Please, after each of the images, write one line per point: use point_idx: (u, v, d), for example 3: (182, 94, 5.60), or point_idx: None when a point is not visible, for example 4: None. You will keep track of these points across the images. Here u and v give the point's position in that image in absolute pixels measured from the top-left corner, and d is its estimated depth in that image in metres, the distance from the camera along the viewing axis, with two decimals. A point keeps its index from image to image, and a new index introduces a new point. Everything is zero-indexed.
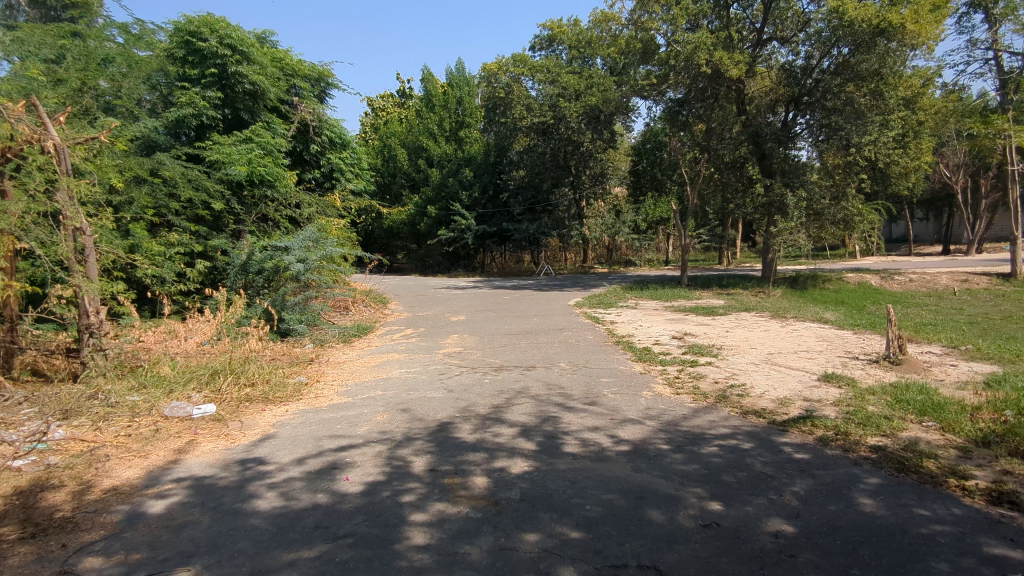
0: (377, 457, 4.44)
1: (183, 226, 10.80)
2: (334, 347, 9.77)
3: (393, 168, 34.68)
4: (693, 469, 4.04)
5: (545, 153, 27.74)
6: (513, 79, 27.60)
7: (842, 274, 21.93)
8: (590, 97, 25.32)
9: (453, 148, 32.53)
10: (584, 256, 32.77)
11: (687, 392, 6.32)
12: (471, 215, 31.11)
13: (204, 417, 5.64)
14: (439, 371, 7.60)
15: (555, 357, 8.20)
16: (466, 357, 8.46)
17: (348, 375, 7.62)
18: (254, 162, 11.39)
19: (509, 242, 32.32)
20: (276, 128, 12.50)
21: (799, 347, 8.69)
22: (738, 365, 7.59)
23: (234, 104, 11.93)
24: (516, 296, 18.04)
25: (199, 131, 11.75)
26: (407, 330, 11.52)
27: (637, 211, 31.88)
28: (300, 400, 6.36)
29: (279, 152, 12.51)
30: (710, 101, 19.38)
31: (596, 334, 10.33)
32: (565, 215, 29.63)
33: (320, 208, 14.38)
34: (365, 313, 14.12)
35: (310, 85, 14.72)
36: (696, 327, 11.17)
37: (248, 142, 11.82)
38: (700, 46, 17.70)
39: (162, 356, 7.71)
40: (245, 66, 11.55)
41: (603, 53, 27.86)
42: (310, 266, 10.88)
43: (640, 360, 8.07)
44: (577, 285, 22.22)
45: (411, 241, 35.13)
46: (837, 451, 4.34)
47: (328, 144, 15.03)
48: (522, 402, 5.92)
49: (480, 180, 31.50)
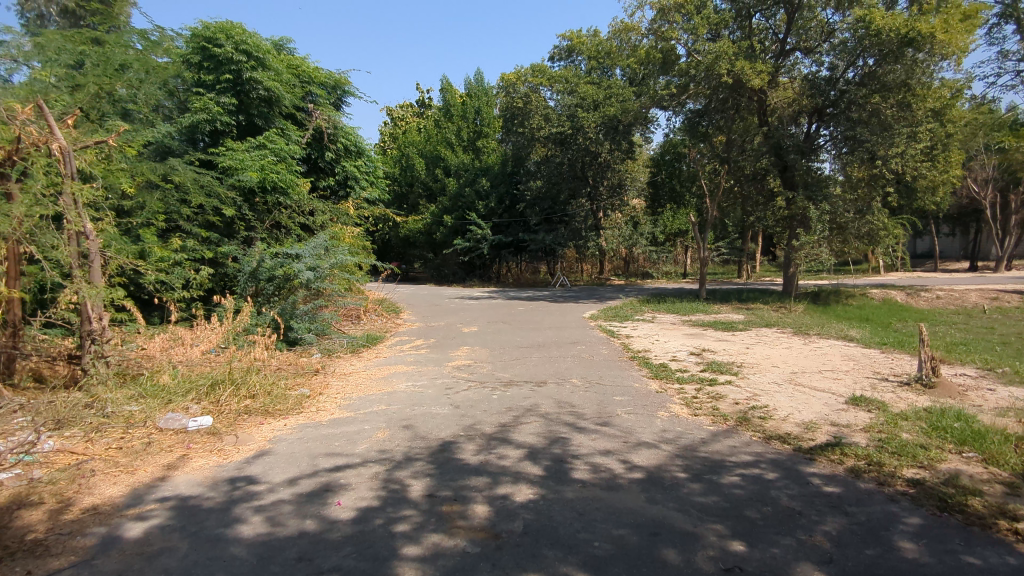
0: (373, 480, 4.17)
1: (194, 232, 10.71)
2: (342, 357, 9.56)
3: (410, 177, 34.73)
4: (712, 502, 3.72)
5: (562, 164, 27.54)
6: (532, 89, 27.49)
7: (866, 290, 21.36)
8: (609, 107, 25.12)
9: (471, 158, 32.49)
10: (601, 268, 32.43)
11: (706, 413, 5.97)
12: (487, 225, 30.93)
13: (199, 431, 5.43)
14: (447, 385, 7.33)
15: (567, 373, 7.90)
16: (476, 370, 8.19)
17: (353, 388, 7.39)
18: (266, 168, 11.31)
19: (525, 252, 32.10)
20: (291, 134, 12.38)
21: (824, 367, 8.29)
22: (760, 385, 7.22)
23: (248, 110, 11.81)
24: (531, 307, 17.77)
25: (214, 137, 11.67)
26: (417, 341, 11.29)
27: (655, 223, 31.52)
28: (300, 413, 6.12)
29: (293, 159, 12.41)
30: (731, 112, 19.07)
31: (611, 348, 10.01)
32: (582, 225, 29.37)
33: (334, 216, 14.25)
34: (376, 323, 13.94)
35: (326, 92, 14.67)
36: (715, 343, 10.79)
37: (262, 148, 11.71)
38: (721, 55, 17.39)
39: (164, 365, 7.55)
40: (260, 73, 11.48)
41: (623, 63, 27.67)
42: (321, 274, 10.73)
43: (656, 377, 7.73)
44: (593, 296, 21.91)
45: (427, 250, 35.14)
46: (871, 485, 3.98)
47: (343, 151, 14.94)
48: (530, 421, 5.62)
49: (497, 189, 31.36)
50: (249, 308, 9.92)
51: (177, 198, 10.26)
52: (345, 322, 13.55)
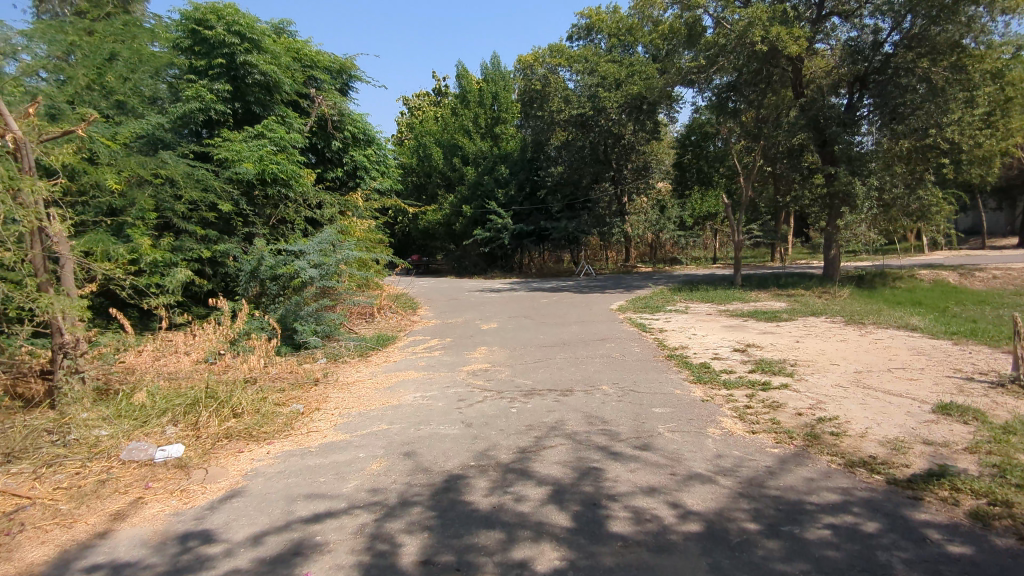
0: (356, 538, 3.30)
1: (189, 230, 10.02)
2: (348, 362, 8.79)
3: (428, 167, 33.91)
4: (800, 572, 2.76)
5: (585, 147, 26.73)
6: (550, 71, 26.39)
7: (914, 271, 19.95)
8: (632, 86, 23.95)
9: (489, 145, 31.57)
10: (626, 255, 31.29)
11: (765, 429, 4.99)
12: (507, 214, 29.94)
13: (166, 463, 4.63)
14: (459, 397, 6.43)
15: (596, 378, 6.95)
16: (493, 376, 7.31)
17: (355, 400, 6.60)
18: (265, 159, 10.53)
19: (547, 241, 31.04)
20: (292, 122, 11.57)
21: (892, 364, 7.21)
22: (824, 390, 6.19)
23: (245, 97, 10.98)
24: (555, 299, 16.85)
25: (208, 127, 10.91)
26: (431, 341, 10.45)
27: (683, 207, 30.27)
28: (289, 435, 5.32)
29: (295, 149, 11.63)
30: (763, 85, 17.93)
31: (644, 346, 9.02)
32: (606, 212, 28.17)
33: (341, 210, 13.47)
34: (390, 321, 13.15)
35: (331, 77, 13.86)
36: (759, 337, 9.73)
37: (260, 138, 10.94)
38: (754, 22, 16.03)
39: (144, 379, 6.79)
40: (255, 55, 10.64)
41: (646, 40, 26.38)
42: (326, 272, 10.04)
43: (699, 382, 6.75)
44: (620, 285, 20.85)
45: (448, 241, 34.38)
46: (1011, 542, 2.99)
47: (351, 140, 14.14)
48: (555, 444, 4.71)
49: (516, 177, 30.36)
50: (247, 311, 9.27)
51: (170, 195, 9.57)
52: (356, 322, 12.79)
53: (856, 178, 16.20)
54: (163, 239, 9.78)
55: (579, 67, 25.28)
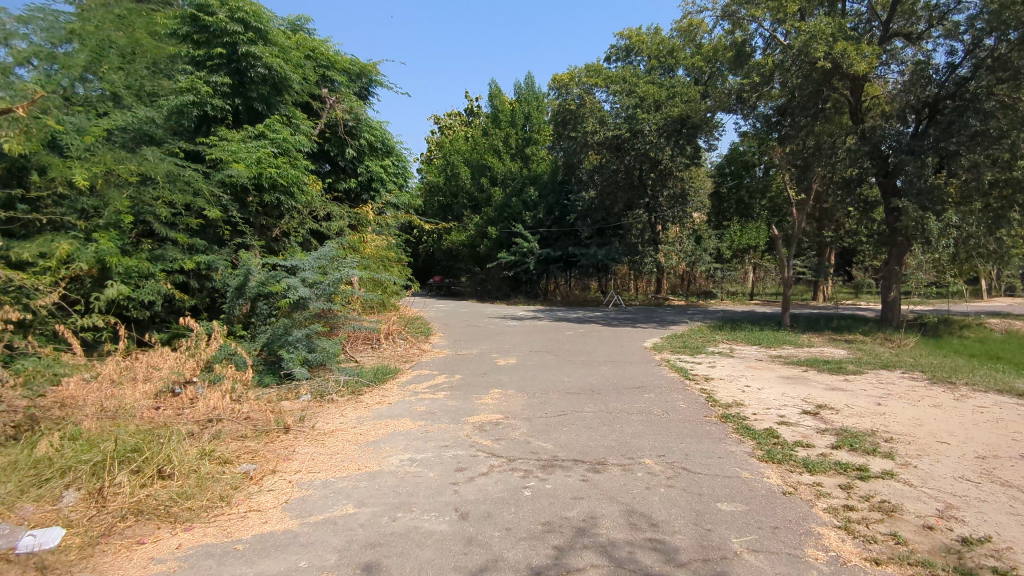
0: None
1: (171, 237, 8.80)
2: (335, 401, 7.42)
3: (455, 187, 32.94)
4: None
5: (619, 170, 25.41)
6: (584, 91, 25.33)
7: (981, 319, 17.96)
8: (673, 107, 23.01)
9: (518, 166, 30.43)
10: (658, 286, 29.69)
11: (890, 556, 3.40)
12: (534, 237, 28.52)
13: (28, 560, 3.26)
14: (457, 465, 4.97)
15: (635, 446, 5.46)
16: (504, 435, 5.86)
17: (326, 459, 5.19)
18: (263, 162, 9.32)
19: (575, 268, 29.41)
20: (300, 124, 10.39)
21: (1022, 448, 5.53)
22: (948, 486, 4.58)
23: (247, 93, 9.84)
24: (581, 332, 15.37)
25: (204, 124, 9.76)
26: (437, 377, 9.02)
27: (720, 238, 28.60)
28: (220, 518, 3.90)
29: (300, 152, 10.44)
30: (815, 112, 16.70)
31: (690, 400, 7.48)
32: (638, 239, 26.59)
33: (348, 221, 12.24)
34: (397, 350, 11.83)
35: (349, 79, 12.79)
36: (827, 394, 8.08)
37: (261, 139, 9.77)
38: (817, 35, 14.65)
39: (70, 415, 5.46)
40: (259, 47, 9.49)
41: (687, 62, 25.17)
42: (320, 295, 8.80)
43: (771, 460, 5.19)
44: (653, 319, 19.29)
45: (471, 264, 33.21)
46: None
47: (367, 149, 13.06)
48: (585, 565, 3.22)
49: (545, 200, 29.07)
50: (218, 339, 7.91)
51: (150, 196, 8.38)
52: (356, 349, 11.44)
53: (926, 214, 14.49)
54: (139, 246, 8.56)
55: (617, 88, 24.14)
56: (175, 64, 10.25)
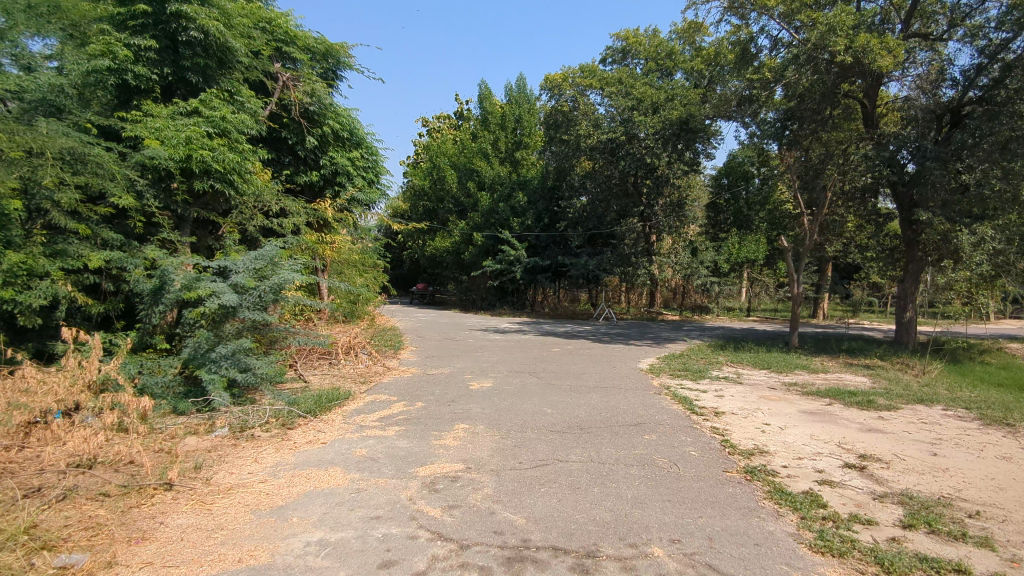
0: None
1: (73, 229, 7.21)
2: (255, 438, 5.88)
3: (441, 191, 31.54)
4: None
5: (612, 176, 24.14)
6: (578, 92, 24.34)
7: (1001, 343, 16.65)
8: (671, 111, 21.81)
9: (508, 170, 29.02)
10: (651, 300, 28.34)
11: None
12: (522, 245, 27.02)
13: None
14: (385, 557, 3.45)
15: (638, 525, 3.96)
16: (461, 500, 4.35)
17: (202, 540, 3.63)
18: (192, 142, 7.76)
19: (564, 278, 27.94)
20: (245, 102, 8.87)
21: None
22: None
23: (179, 61, 8.29)
24: (569, 348, 13.91)
25: (126, 96, 8.20)
26: (394, 406, 7.48)
27: (717, 251, 27.19)
28: None
29: (243, 134, 8.90)
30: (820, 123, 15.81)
31: (701, 444, 6.03)
32: (631, 250, 24.64)
33: (304, 218, 10.71)
34: (358, 368, 10.36)
35: (314, 61, 11.35)
36: (864, 437, 6.66)
37: (194, 116, 8.22)
38: (835, 27, 13.47)
39: None
40: (192, 5, 7.94)
41: (687, 65, 24.00)
42: (251, 306, 7.29)
43: (827, 550, 3.72)
44: (647, 335, 17.86)
45: (456, 271, 31.78)
46: None
47: (332, 138, 11.60)
48: None
49: (535, 206, 27.65)
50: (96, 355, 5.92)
51: (45, 176, 6.82)
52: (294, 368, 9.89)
53: (953, 229, 13.17)
54: (32, 239, 6.99)
55: (612, 90, 22.94)
56: (88, 20, 8.57)
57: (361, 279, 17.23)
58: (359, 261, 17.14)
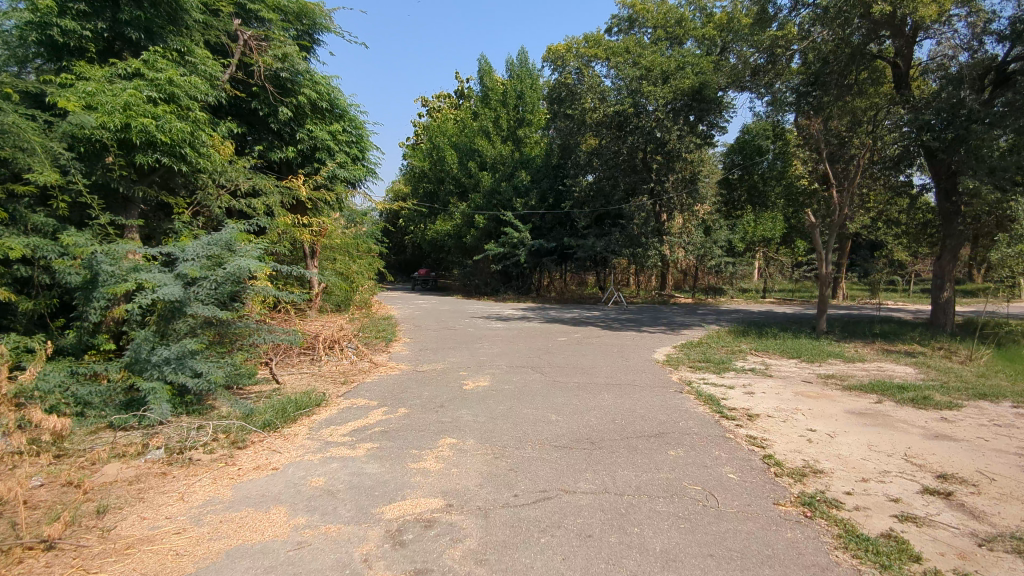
0: None
1: None
2: (196, 463, 4.78)
3: (442, 172, 30.30)
4: None
5: (620, 152, 22.85)
6: (582, 64, 23.07)
7: None
8: (683, 80, 20.46)
9: (510, 149, 27.72)
10: (662, 283, 27.11)
11: None
12: (525, 227, 25.76)
13: None
14: None
15: None
16: (435, 560, 3.24)
17: None
18: (131, 108, 6.59)
19: (570, 261, 26.75)
20: (199, 64, 7.68)
21: None
22: None
23: (116, 14, 7.07)
24: (577, 337, 12.76)
25: (56, 55, 7.01)
26: (372, 414, 6.39)
27: (732, 230, 25.87)
28: None
29: (198, 100, 7.72)
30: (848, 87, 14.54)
31: (740, 463, 4.89)
32: (641, 230, 23.53)
33: (277, 198, 9.58)
34: (343, 366, 9.32)
35: (287, 23, 10.17)
36: (935, 447, 5.49)
37: (136, 78, 7.03)
38: None
39: None
40: None
41: (698, 33, 22.57)
42: (200, 301, 6.14)
43: None
44: (660, 321, 16.68)
45: (458, 255, 30.65)
46: None
47: (310, 109, 10.46)
48: None
49: (539, 185, 26.36)
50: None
51: None
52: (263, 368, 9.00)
53: (1003, 198, 11.87)
54: None
55: (618, 60, 21.61)
56: None
57: (353, 266, 16.11)
58: (350, 246, 16.01)
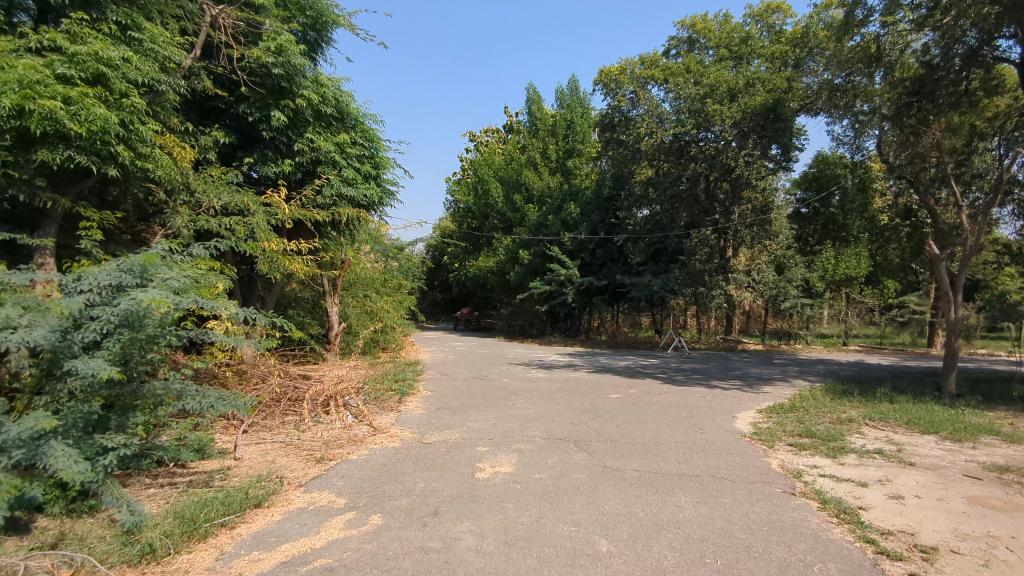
0: None
1: None
2: None
3: (486, 206, 28.65)
4: None
5: (680, 180, 20.58)
6: (638, 86, 21.10)
7: None
8: (753, 98, 18.14)
9: (559, 180, 25.79)
10: (727, 327, 24.29)
11: None
12: (574, 263, 23.57)
13: None
14: None
15: None
16: None
17: None
18: (29, 86, 4.88)
19: (624, 301, 24.32)
20: (148, 41, 6.02)
21: None
22: None
23: None
24: (634, 395, 10.33)
25: None
26: (326, 527, 4.24)
27: (809, 267, 22.94)
28: None
29: (142, 86, 6.01)
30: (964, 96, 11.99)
31: None
32: (703, 266, 21.04)
33: (263, 218, 7.73)
34: (332, 432, 7.27)
35: (286, 16, 8.57)
36: None
37: (53, 52, 5.37)
38: None
39: None
40: None
41: (767, 50, 20.31)
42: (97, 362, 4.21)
43: None
44: (733, 373, 13.99)
45: (503, 293, 28.69)
46: None
47: (311, 116, 8.75)
48: None
49: (588, 218, 24.00)
50: None
51: None
52: (227, 434, 7.06)
53: None
54: None
55: (677, 80, 19.56)
56: None
57: (377, 303, 14.26)
58: (374, 281, 14.21)
